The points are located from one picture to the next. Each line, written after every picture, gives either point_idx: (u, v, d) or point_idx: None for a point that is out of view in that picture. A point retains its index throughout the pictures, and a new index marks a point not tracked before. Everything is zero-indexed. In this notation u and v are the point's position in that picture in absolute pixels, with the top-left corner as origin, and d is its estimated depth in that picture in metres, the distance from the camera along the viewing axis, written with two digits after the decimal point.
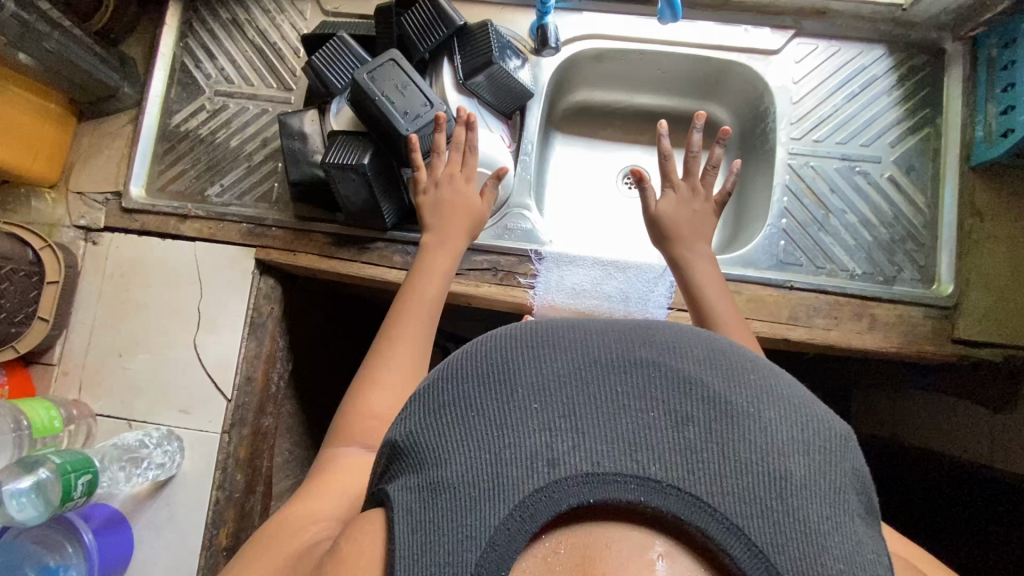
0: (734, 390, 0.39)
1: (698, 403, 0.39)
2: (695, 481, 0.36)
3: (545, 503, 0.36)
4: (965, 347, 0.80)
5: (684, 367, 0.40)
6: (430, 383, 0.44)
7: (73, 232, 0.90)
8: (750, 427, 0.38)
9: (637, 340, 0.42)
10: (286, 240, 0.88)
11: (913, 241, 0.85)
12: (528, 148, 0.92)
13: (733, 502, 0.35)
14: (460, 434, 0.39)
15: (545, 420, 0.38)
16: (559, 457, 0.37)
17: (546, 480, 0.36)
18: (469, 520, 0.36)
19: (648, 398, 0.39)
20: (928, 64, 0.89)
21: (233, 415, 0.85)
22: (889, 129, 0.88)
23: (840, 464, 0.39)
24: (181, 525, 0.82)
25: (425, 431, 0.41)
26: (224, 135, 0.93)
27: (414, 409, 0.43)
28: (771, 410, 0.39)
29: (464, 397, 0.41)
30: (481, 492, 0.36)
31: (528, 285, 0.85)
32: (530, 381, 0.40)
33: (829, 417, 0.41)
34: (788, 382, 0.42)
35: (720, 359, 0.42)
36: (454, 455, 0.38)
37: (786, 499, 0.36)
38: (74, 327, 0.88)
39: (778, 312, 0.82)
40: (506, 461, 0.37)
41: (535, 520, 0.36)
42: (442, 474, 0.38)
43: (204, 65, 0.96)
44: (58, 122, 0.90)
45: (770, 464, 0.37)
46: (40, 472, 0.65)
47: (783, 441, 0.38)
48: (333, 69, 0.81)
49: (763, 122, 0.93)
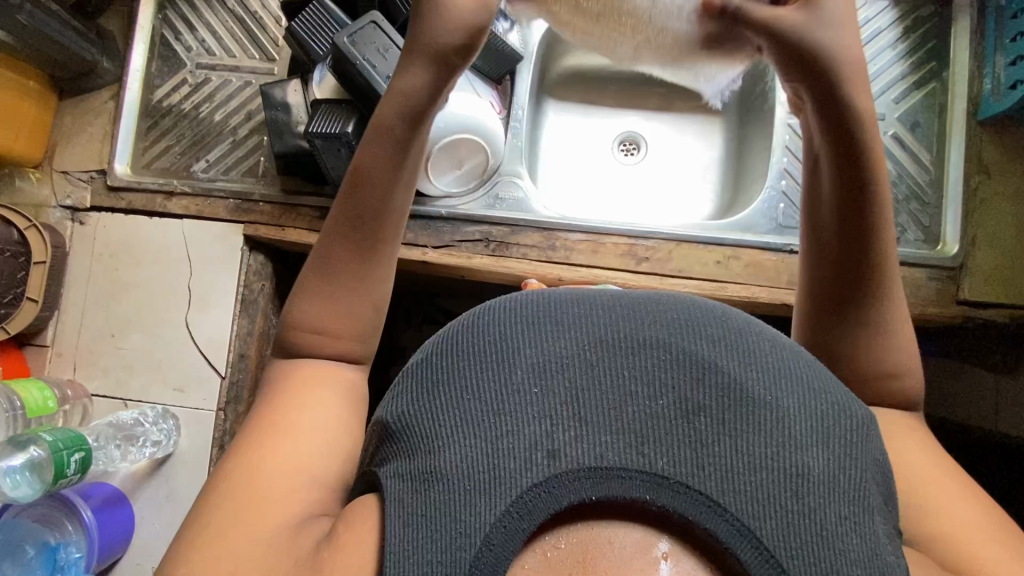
0: (748, 376, 0.39)
1: (709, 392, 0.38)
2: (704, 477, 0.35)
3: (544, 500, 0.35)
4: (970, 308, 0.78)
5: (696, 350, 0.40)
6: (424, 361, 0.43)
7: (59, 213, 0.89)
8: (764, 418, 0.37)
9: (648, 321, 0.41)
10: (274, 215, 0.87)
11: (918, 200, 0.82)
12: (519, 114, 0.89)
13: (743, 501, 0.35)
14: (456, 421, 0.38)
15: (546, 408, 0.38)
16: (560, 449, 0.36)
17: (546, 474, 0.36)
18: (464, 516, 0.35)
19: (656, 385, 0.38)
20: (935, 14, 0.85)
21: (227, 393, 0.85)
22: (893, 84, 0.85)
23: (861, 459, 0.38)
24: (180, 503, 0.83)
25: (418, 413, 0.40)
26: (208, 109, 0.91)
27: (406, 388, 0.42)
28: (787, 399, 0.38)
29: (461, 380, 0.40)
30: (477, 487, 0.36)
31: (521, 255, 0.84)
32: (531, 365, 0.39)
33: (852, 404, 0.40)
34: (806, 364, 0.41)
35: (735, 340, 0.41)
36: (449, 444, 0.38)
37: (802, 498, 0.35)
38: (65, 308, 0.88)
39: (777, 277, 0.80)
40: (504, 452, 0.36)
41: (533, 518, 0.35)
42: (436, 464, 0.37)
43: (184, 38, 0.93)
44: (38, 100, 0.88)
45: (783, 459, 0.36)
46: (32, 451, 0.66)
47: (799, 433, 0.37)
48: (315, 36, 0.79)
49: (762, 81, 0.90)
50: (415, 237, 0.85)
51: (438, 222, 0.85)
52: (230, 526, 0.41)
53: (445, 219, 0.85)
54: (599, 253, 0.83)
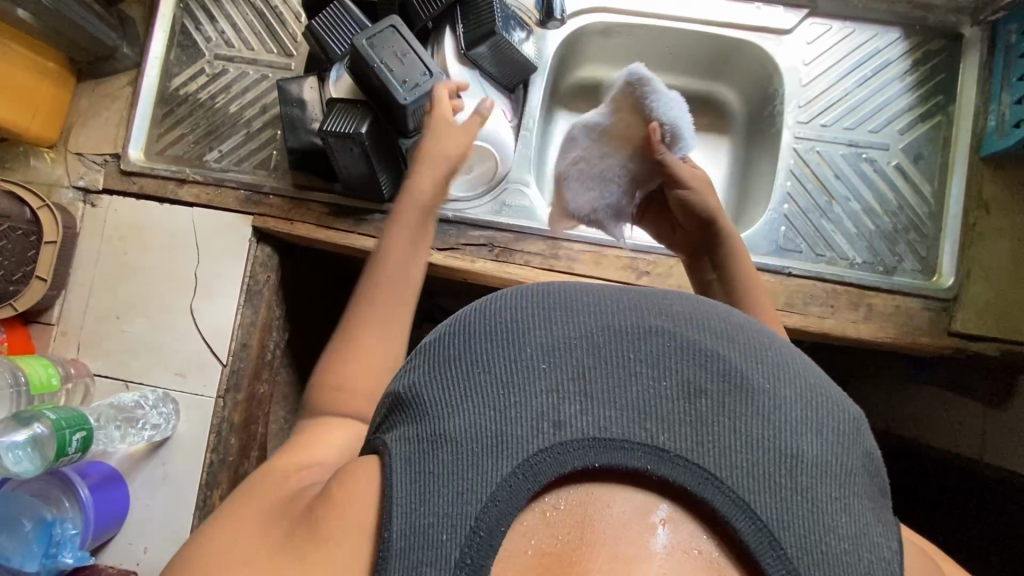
0: (750, 365, 0.40)
1: (712, 376, 0.40)
2: (703, 452, 0.37)
3: (548, 464, 0.37)
4: (962, 340, 0.80)
5: (699, 338, 0.41)
6: (435, 337, 0.44)
7: (72, 193, 0.90)
8: (762, 403, 0.39)
9: (652, 308, 0.43)
10: (284, 208, 0.88)
11: (916, 231, 0.84)
12: (530, 124, 0.91)
13: (739, 475, 0.36)
14: (465, 391, 0.40)
15: (554, 383, 0.39)
16: (564, 420, 0.38)
17: (550, 441, 0.37)
18: (470, 475, 0.37)
19: (660, 367, 0.40)
20: (944, 49, 0.86)
21: (228, 380, 0.87)
22: (899, 115, 0.86)
23: (854, 447, 0.39)
24: (175, 485, 0.84)
25: (427, 384, 0.42)
26: (223, 100, 0.93)
27: (416, 362, 0.44)
28: (786, 389, 0.40)
29: (473, 354, 0.41)
30: (484, 449, 0.37)
31: (524, 262, 0.85)
32: (540, 343, 0.41)
33: (845, 400, 0.42)
34: (803, 360, 0.43)
35: (738, 333, 0.42)
36: (458, 410, 0.39)
37: (796, 476, 0.37)
38: (72, 288, 0.89)
39: (774, 299, 0.82)
40: (511, 420, 0.38)
41: (538, 479, 0.37)
42: (444, 429, 0.38)
43: (204, 28, 0.94)
44: (56, 80, 0.89)
45: (780, 441, 0.37)
46: (35, 427, 0.67)
47: (797, 420, 0.39)
48: (333, 35, 0.80)
49: (771, 104, 0.91)
50: None
51: (445, 224, 0.87)
52: (238, 504, 0.47)
53: (451, 222, 0.86)
54: (601, 264, 0.84)
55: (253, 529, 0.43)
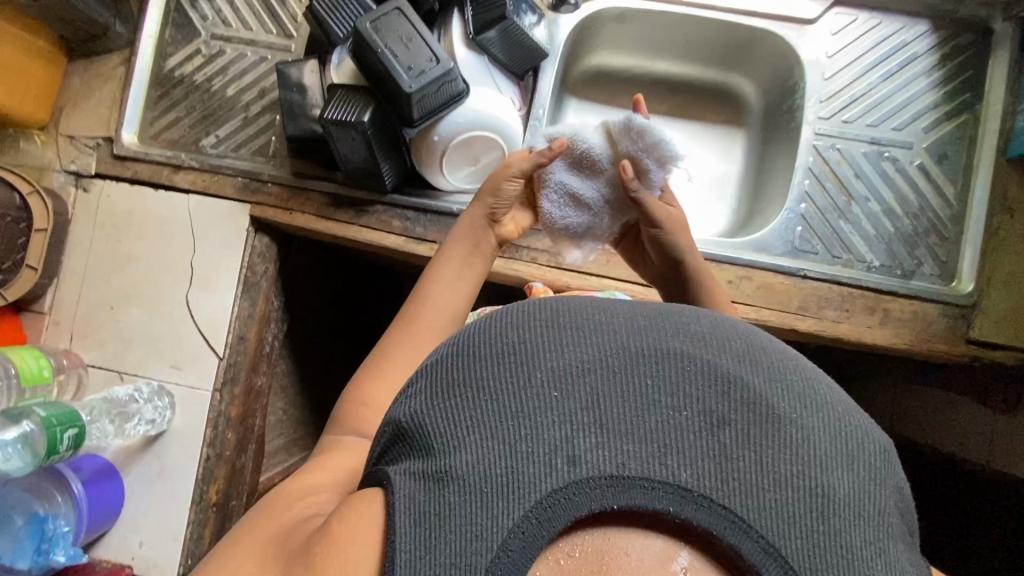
0: (773, 393, 0.38)
1: (734, 407, 0.37)
2: (728, 492, 0.35)
3: (564, 505, 0.35)
4: (979, 348, 0.78)
5: (719, 364, 0.39)
6: (440, 361, 0.42)
7: (63, 177, 0.87)
8: (787, 435, 0.36)
9: (668, 330, 0.40)
10: (282, 198, 0.85)
11: (937, 234, 0.81)
12: (539, 113, 0.87)
13: (767, 518, 0.34)
14: (473, 421, 0.38)
15: (568, 414, 0.37)
16: (580, 456, 0.36)
17: (566, 479, 0.35)
18: (482, 517, 0.34)
19: (679, 396, 0.38)
20: (974, 44, 0.83)
21: (225, 373, 0.85)
22: (924, 113, 0.83)
23: (883, 482, 0.37)
24: (171, 480, 0.83)
25: (433, 413, 0.39)
26: (220, 83, 0.89)
27: (420, 387, 0.42)
28: (811, 419, 0.37)
29: (481, 381, 0.39)
30: (496, 488, 0.35)
31: (530, 259, 0.82)
32: (551, 370, 0.38)
33: (871, 427, 0.39)
34: (826, 384, 0.41)
35: (759, 358, 0.40)
36: (467, 442, 0.37)
37: (826, 518, 0.34)
38: (65, 276, 0.86)
39: (787, 301, 0.79)
40: (524, 455, 0.36)
41: (554, 524, 0.34)
42: (453, 464, 0.36)
43: (200, 6, 0.90)
44: (46, 59, 0.85)
45: (807, 478, 0.35)
46: (24, 426, 0.65)
47: (824, 453, 0.36)
48: (334, 15, 0.77)
49: (791, 98, 0.88)
50: (424, 232, 0.84)
51: (449, 217, 0.84)
52: (246, 536, 0.48)
53: (456, 216, 0.83)
54: (610, 263, 0.82)
55: (255, 564, 0.44)
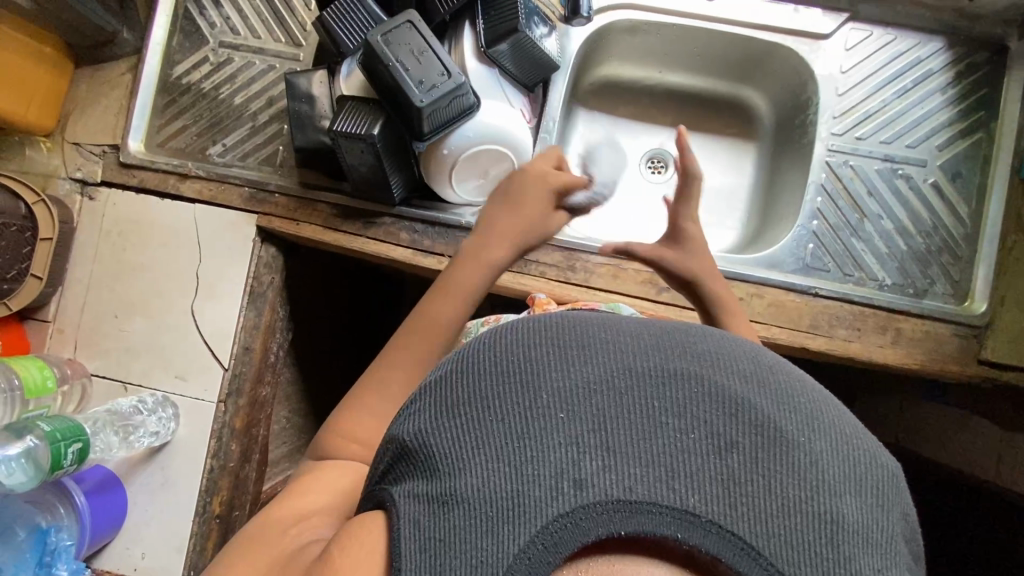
0: (782, 415, 0.36)
1: (744, 429, 0.36)
2: (738, 518, 0.33)
3: (570, 531, 0.33)
4: (991, 368, 0.77)
5: (727, 385, 0.37)
6: (442, 378, 0.41)
7: (69, 185, 0.86)
8: (798, 460, 0.35)
9: (675, 349, 0.39)
10: (289, 208, 0.84)
11: (950, 253, 0.80)
12: (549, 126, 0.86)
13: (778, 546, 0.33)
14: (476, 441, 0.36)
15: (574, 435, 0.35)
16: (587, 479, 0.34)
17: (573, 504, 0.33)
18: (485, 543, 0.33)
19: (688, 418, 0.36)
20: (989, 61, 0.82)
21: (230, 385, 0.84)
22: (939, 130, 0.82)
23: (892, 508, 0.36)
24: (174, 491, 0.82)
25: (436, 432, 0.38)
26: (228, 91, 0.88)
27: (422, 404, 0.40)
28: (821, 443, 0.36)
29: (484, 399, 0.38)
30: (500, 512, 0.34)
31: (539, 273, 0.81)
32: (557, 389, 0.37)
33: (880, 452, 0.38)
34: (835, 406, 0.40)
35: (767, 378, 0.38)
36: (470, 463, 0.35)
37: (838, 546, 0.33)
38: (69, 284, 0.86)
39: (798, 319, 0.79)
40: (528, 477, 0.34)
41: (560, 551, 0.33)
42: (456, 486, 0.35)
43: (208, 13, 0.89)
44: (53, 66, 0.85)
45: (818, 505, 0.34)
46: (27, 440, 0.64)
47: (835, 478, 0.35)
48: (343, 25, 0.76)
49: (804, 113, 0.87)
50: (432, 245, 0.83)
51: (457, 230, 0.83)
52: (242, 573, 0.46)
53: (464, 228, 0.83)
54: (619, 278, 0.81)
55: None
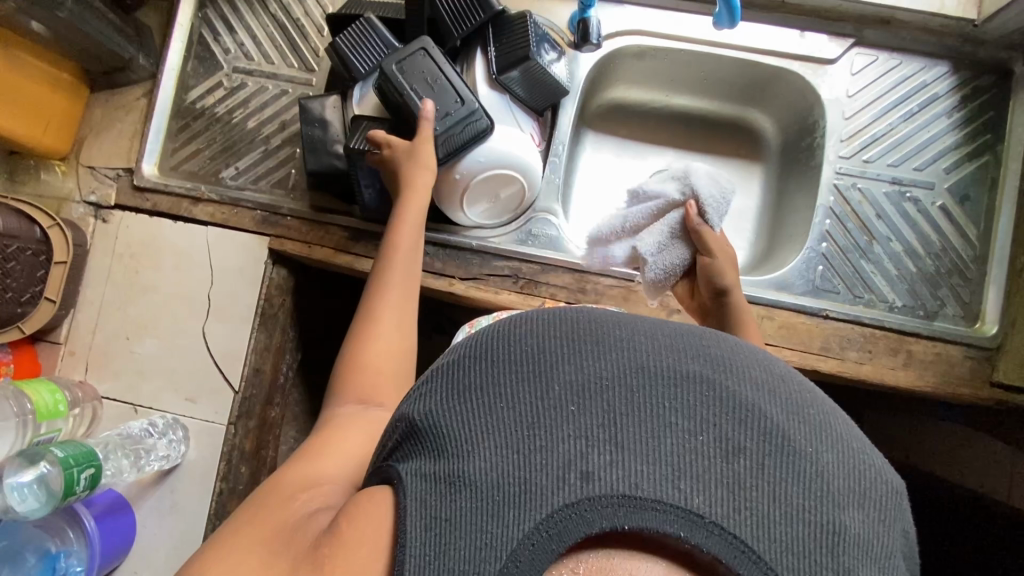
0: (791, 425, 0.37)
1: (752, 435, 0.36)
2: (740, 521, 0.34)
3: (574, 521, 0.34)
4: (1005, 391, 0.77)
5: (739, 392, 0.37)
6: (456, 362, 0.41)
7: (82, 208, 0.87)
8: (803, 470, 0.35)
9: (689, 351, 0.39)
10: (301, 231, 0.85)
11: (960, 275, 0.80)
12: (559, 150, 0.87)
13: (778, 551, 0.33)
14: (487, 429, 0.37)
15: (584, 429, 0.36)
16: (594, 471, 0.35)
17: (578, 495, 0.34)
18: (491, 527, 0.34)
19: (697, 420, 0.36)
20: (995, 85, 0.83)
21: (241, 407, 0.84)
22: (946, 153, 0.82)
23: (894, 527, 0.36)
24: (184, 515, 0.82)
25: (448, 415, 0.38)
26: (241, 115, 0.89)
27: (434, 386, 0.41)
28: (828, 456, 0.36)
29: (497, 389, 0.38)
30: (506, 499, 0.34)
31: (549, 294, 0.82)
32: (569, 383, 0.38)
33: (886, 471, 0.38)
34: (845, 423, 0.39)
35: (778, 388, 0.39)
36: (480, 450, 0.36)
37: (838, 557, 0.33)
38: (82, 306, 0.86)
39: (810, 342, 0.79)
40: (536, 467, 0.35)
41: (563, 539, 0.33)
42: (464, 469, 0.36)
43: (222, 39, 0.91)
44: (69, 92, 0.86)
45: (821, 515, 0.34)
46: (42, 466, 0.64)
47: (839, 492, 0.35)
48: (358, 53, 0.77)
49: (811, 136, 0.88)
50: (442, 267, 0.83)
51: (468, 252, 0.83)
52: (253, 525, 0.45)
53: (475, 251, 0.83)
54: (630, 300, 0.81)
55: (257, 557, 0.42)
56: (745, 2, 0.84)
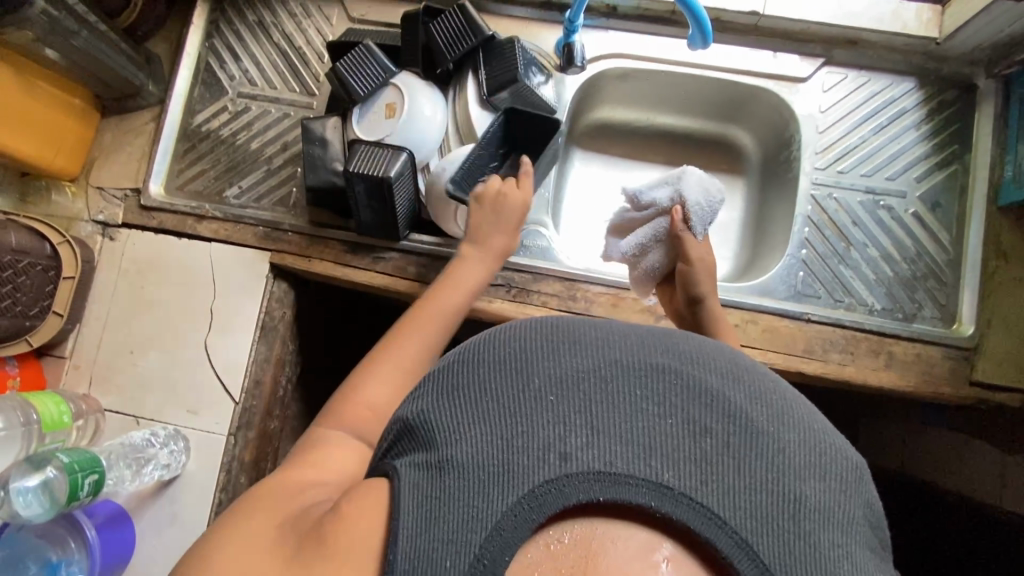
0: (753, 409, 0.39)
1: (716, 417, 0.39)
2: (708, 491, 0.36)
3: (554, 495, 0.36)
4: (983, 390, 0.79)
5: (705, 380, 0.40)
6: (446, 366, 0.44)
7: (91, 227, 0.91)
8: (766, 446, 0.38)
9: (657, 346, 0.42)
10: (302, 246, 0.88)
11: (935, 279, 0.83)
12: (548, 165, 0.91)
13: (744, 518, 0.35)
14: (473, 419, 0.39)
15: (561, 415, 0.38)
16: (571, 452, 0.37)
17: (557, 472, 0.36)
18: (477, 502, 0.36)
19: (666, 405, 0.39)
20: (959, 98, 0.87)
21: (240, 418, 0.86)
22: (916, 163, 0.87)
23: (854, 498, 0.38)
24: (183, 525, 0.83)
25: (439, 410, 0.41)
26: (245, 137, 0.94)
27: (428, 388, 0.44)
28: (788, 434, 0.39)
29: (481, 383, 0.41)
30: (491, 477, 0.36)
31: (541, 302, 0.85)
32: (548, 376, 0.40)
33: (844, 448, 0.41)
34: (807, 409, 0.42)
35: (741, 377, 0.41)
36: (467, 436, 0.38)
37: (799, 521, 0.35)
38: (88, 321, 0.89)
39: (793, 345, 0.81)
40: (517, 449, 0.37)
41: (544, 510, 0.35)
42: (453, 454, 0.38)
43: (228, 67, 0.96)
44: (81, 117, 0.90)
45: (782, 485, 0.36)
46: (47, 471, 0.67)
47: (799, 465, 0.37)
48: (357, 76, 0.82)
49: (788, 149, 0.92)
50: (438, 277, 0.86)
51: None
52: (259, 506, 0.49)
53: None
54: (619, 306, 0.84)
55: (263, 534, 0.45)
56: (720, 25, 0.89)
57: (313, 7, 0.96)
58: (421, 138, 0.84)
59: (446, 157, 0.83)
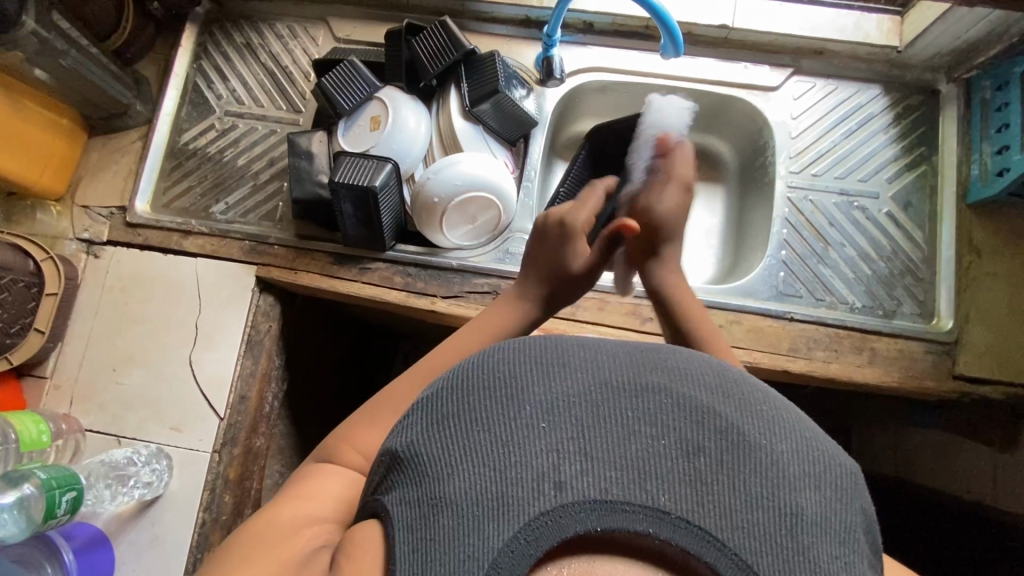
0: (745, 422, 0.38)
1: (709, 434, 0.37)
2: (705, 513, 0.35)
3: (551, 528, 0.34)
4: (966, 383, 0.80)
5: (695, 396, 0.39)
6: (433, 396, 0.42)
7: (75, 245, 0.90)
8: (761, 462, 0.36)
9: (646, 364, 0.41)
10: (287, 259, 0.88)
11: (912, 276, 0.85)
12: (531, 174, 0.93)
13: (743, 538, 0.34)
14: (463, 450, 0.37)
15: (554, 442, 0.36)
16: (567, 481, 0.35)
17: (553, 504, 0.34)
18: (472, 538, 0.34)
19: (659, 425, 0.38)
20: (924, 103, 0.91)
21: (225, 434, 0.84)
22: (887, 165, 0.90)
23: (851, 504, 0.37)
24: (165, 547, 0.80)
25: (428, 442, 0.39)
26: (231, 154, 0.95)
27: (417, 420, 0.41)
28: (782, 444, 0.37)
29: (470, 412, 0.39)
30: (485, 511, 0.34)
31: None
32: (538, 401, 0.38)
33: (838, 453, 0.39)
34: (798, 415, 0.41)
35: (732, 390, 0.40)
36: (457, 470, 0.36)
37: (797, 536, 0.34)
38: (69, 339, 0.88)
39: (778, 344, 0.82)
40: (512, 480, 0.35)
41: (541, 545, 0.33)
42: (444, 491, 0.36)
43: (216, 86, 0.98)
44: (69, 137, 0.91)
45: (780, 499, 0.35)
46: (24, 488, 0.66)
47: (794, 476, 0.36)
48: (345, 93, 0.84)
49: (763, 155, 0.95)
50: (424, 286, 0.87)
51: (449, 272, 0.87)
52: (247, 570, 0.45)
53: (455, 270, 0.87)
54: (604, 310, 0.85)
55: None
56: (692, 39, 0.93)
57: (300, 28, 0.99)
58: (405, 149, 0.86)
59: (433, 165, 0.86)
